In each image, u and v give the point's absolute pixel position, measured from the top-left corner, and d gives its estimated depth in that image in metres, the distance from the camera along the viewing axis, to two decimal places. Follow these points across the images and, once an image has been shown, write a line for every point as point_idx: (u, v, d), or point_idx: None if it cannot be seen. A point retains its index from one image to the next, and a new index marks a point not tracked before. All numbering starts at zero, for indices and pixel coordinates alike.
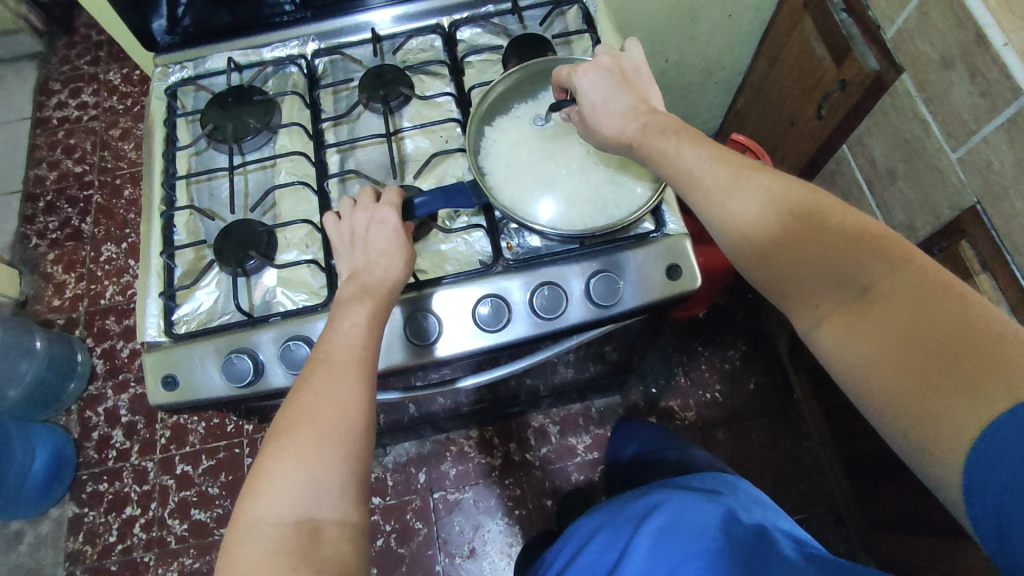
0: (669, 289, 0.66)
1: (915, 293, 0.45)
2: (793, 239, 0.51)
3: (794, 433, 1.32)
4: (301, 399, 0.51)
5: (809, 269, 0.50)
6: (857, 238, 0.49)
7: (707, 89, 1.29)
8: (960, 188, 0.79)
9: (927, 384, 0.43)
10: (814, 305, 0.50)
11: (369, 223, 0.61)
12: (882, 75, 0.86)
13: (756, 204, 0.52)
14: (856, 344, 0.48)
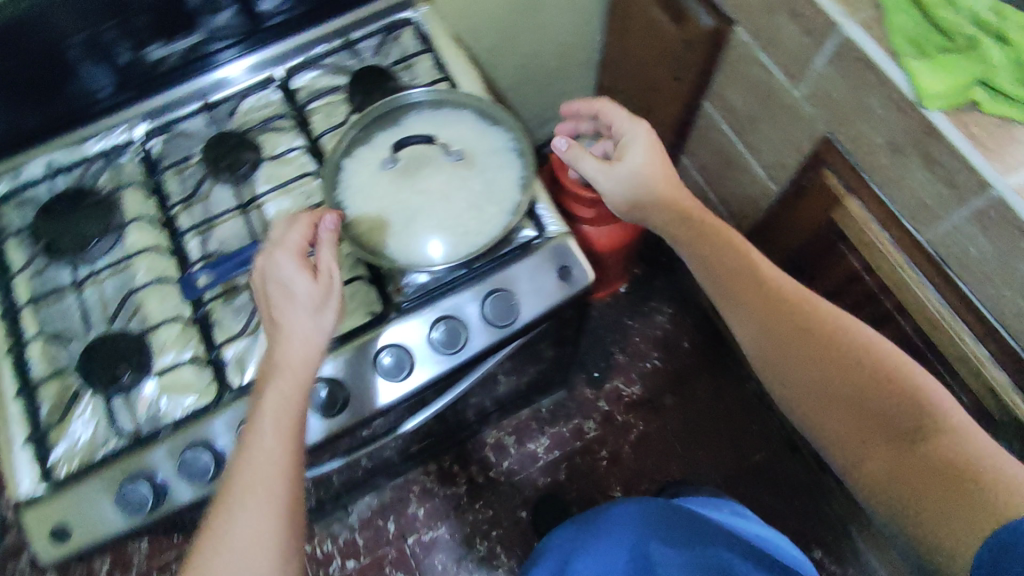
0: (566, 290, 0.65)
1: (924, 417, 0.54)
2: (807, 361, 0.60)
3: (736, 378, 1.36)
4: (241, 458, 0.52)
5: (854, 399, 0.57)
6: (870, 354, 0.57)
7: (570, 73, 1.31)
8: (812, 122, 0.81)
9: (934, 473, 0.51)
10: (830, 419, 0.59)
11: (286, 274, 0.56)
12: (720, 30, 0.88)
13: (803, 372, 0.60)
14: (873, 462, 0.56)
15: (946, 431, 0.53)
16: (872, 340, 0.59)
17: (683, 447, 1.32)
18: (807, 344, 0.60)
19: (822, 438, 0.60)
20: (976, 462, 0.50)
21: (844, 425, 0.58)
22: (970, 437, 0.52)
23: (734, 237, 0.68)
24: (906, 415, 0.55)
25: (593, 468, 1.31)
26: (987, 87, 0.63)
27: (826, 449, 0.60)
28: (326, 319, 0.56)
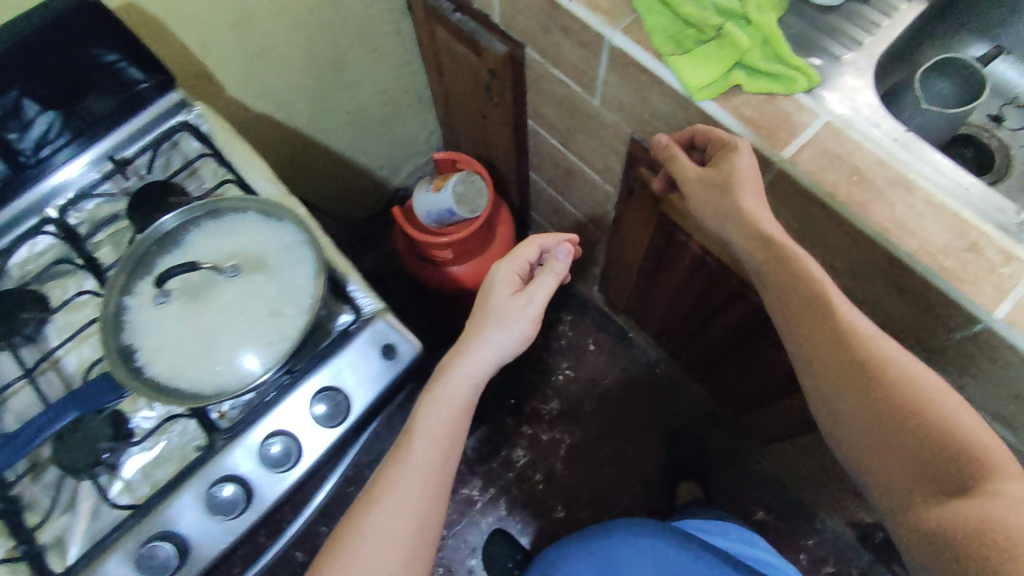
0: (394, 368, 0.62)
1: (952, 451, 0.51)
2: (850, 395, 0.55)
3: (646, 367, 1.37)
4: (410, 441, 0.65)
5: (892, 441, 0.53)
6: (912, 386, 0.54)
7: (406, 115, 1.30)
8: (617, 126, 0.82)
9: (957, 511, 0.49)
10: (856, 438, 0.55)
11: (501, 291, 0.73)
12: (513, 53, 0.89)
13: (850, 399, 0.55)
14: (900, 491, 0.53)
15: (993, 491, 0.48)
16: (911, 369, 0.54)
17: (613, 447, 1.33)
18: (857, 380, 0.55)
19: (854, 463, 0.56)
20: (1019, 530, 0.46)
21: (881, 458, 0.54)
22: (1021, 499, 0.48)
23: (812, 268, 0.58)
24: (947, 462, 0.51)
25: (532, 493, 1.31)
26: (744, 68, 0.66)
27: (854, 469, 0.57)
28: (502, 354, 0.69)
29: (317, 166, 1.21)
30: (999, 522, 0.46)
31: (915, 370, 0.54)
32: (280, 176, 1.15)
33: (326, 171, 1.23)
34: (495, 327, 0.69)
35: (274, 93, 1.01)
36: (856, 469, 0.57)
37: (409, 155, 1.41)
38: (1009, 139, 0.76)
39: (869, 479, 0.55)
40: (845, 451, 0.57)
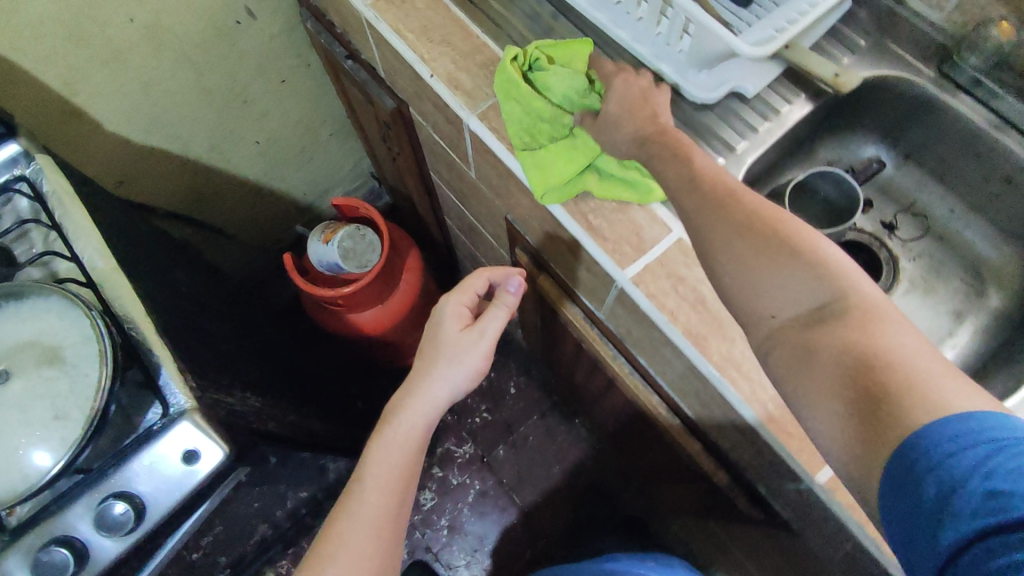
0: (194, 475, 0.58)
1: (843, 293, 0.44)
2: (749, 252, 0.47)
3: (564, 417, 1.35)
4: (361, 488, 0.59)
5: (784, 298, 0.46)
6: (801, 242, 0.46)
7: (330, 143, 1.25)
8: (494, 202, 0.78)
9: (838, 345, 0.43)
10: (739, 276, 0.47)
11: (451, 323, 0.66)
12: (400, 110, 0.84)
13: (733, 248, 0.48)
14: (791, 345, 0.45)
15: (871, 317, 0.43)
16: (826, 252, 0.46)
17: (522, 496, 1.30)
18: (752, 237, 0.47)
19: (733, 294, 0.48)
20: (926, 381, 0.39)
21: (769, 296, 0.47)
22: (898, 324, 0.42)
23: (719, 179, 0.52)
24: (836, 309, 0.44)
25: (435, 538, 1.27)
26: (597, 171, 0.61)
27: (749, 328, 0.49)
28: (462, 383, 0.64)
29: (227, 194, 1.15)
30: (884, 357, 0.41)
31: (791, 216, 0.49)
32: (182, 206, 1.10)
33: (238, 198, 1.18)
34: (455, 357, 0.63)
35: (167, 127, 0.96)
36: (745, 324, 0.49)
37: (336, 181, 1.36)
38: (899, 250, 0.73)
39: (768, 350, 0.47)
40: (736, 295, 0.48)
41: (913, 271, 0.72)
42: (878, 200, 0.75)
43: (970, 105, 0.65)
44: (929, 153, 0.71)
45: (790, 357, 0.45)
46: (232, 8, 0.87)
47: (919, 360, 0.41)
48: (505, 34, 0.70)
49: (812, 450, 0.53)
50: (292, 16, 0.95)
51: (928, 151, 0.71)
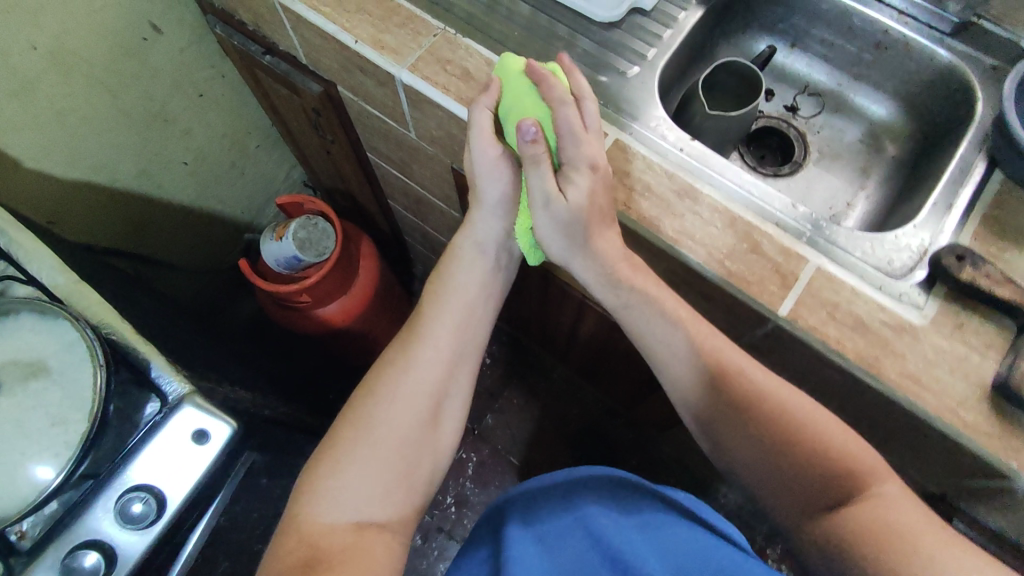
0: (207, 455, 0.59)
1: (823, 458, 0.59)
2: (719, 408, 0.64)
3: (542, 374, 1.40)
4: (396, 377, 0.68)
5: (791, 475, 0.61)
6: (759, 411, 0.61)
7: (257, 155, 1.25)
8: (437, 158, 0.82)
9: (839, 516, 0.57)
10: (709, 425, 0.66)
11: (489, 177, 0.66)
12: (328, 92, 0.87)
13: (704, 402, 0.65)
14: (796, 514, 0.61)
15: (867, 497, 0.57)
16: (794, 419, 0.60)
17: (519, 458, 1.34)
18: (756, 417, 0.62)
19: (716, 449, 0.66)
20: (911, 538, 0.53)
21: (751, 455, 0.63)
22: (896, 509, 0.55)
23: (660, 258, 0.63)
24: (839, 484, 0.58)
25: (445, 517, 1.29)
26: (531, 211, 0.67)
27: (741, 474, 0.66)
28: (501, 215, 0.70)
29: (161, 222, 1.13)
30: (874, 522, 0.55)
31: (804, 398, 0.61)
32: (118, 241, 1.07)
33: (174, 224, 1.16)
34: (488, 207, 0.70)
35: (88, 159, 0.94)
36: (739, 475, 0.66)
37: (271, 194, 1.36)
38: (804, 127, 0.82)
39: (758, 490, 0.64)
40: (721, 455, 0.66)
41: (820, 143, 0.81)
42: (778, 88, 0.84)
43: None
44: (811, 38, 0.80)
45: (789, 501, 0.62)
46: (135, 25, 0.88)
47: (907, 525, 0.54)
48: None
49: (771, 292, 0.59)
50: (198, 25, 0.96)
51: (809, 37, 0.80)
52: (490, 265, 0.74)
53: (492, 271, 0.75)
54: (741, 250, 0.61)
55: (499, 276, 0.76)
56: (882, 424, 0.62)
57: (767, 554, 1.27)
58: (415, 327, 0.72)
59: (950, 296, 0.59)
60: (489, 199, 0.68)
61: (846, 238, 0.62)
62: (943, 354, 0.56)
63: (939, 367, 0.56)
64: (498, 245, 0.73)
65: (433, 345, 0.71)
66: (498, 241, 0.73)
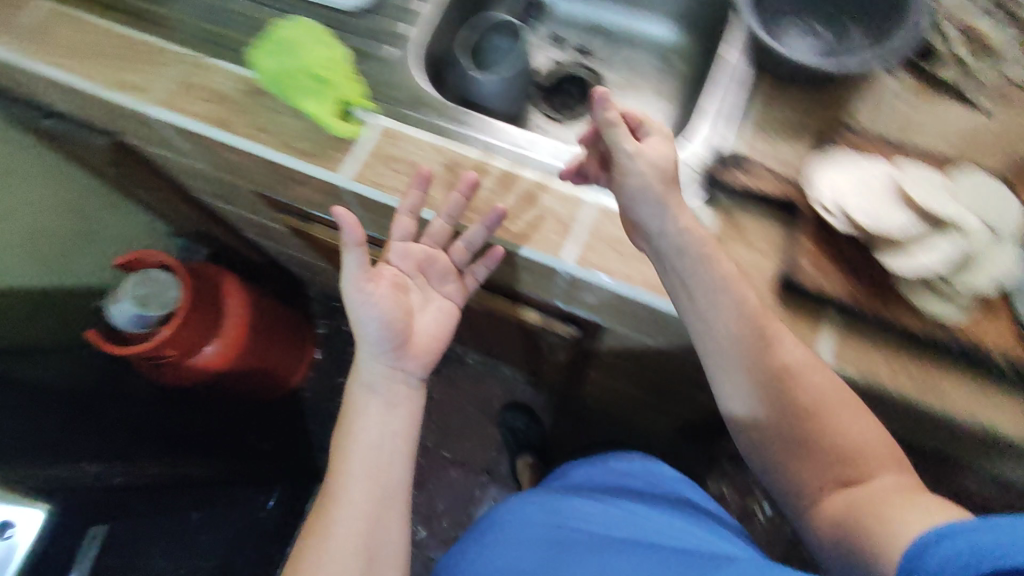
0: (17, 544, 0.55)
1: (839, 398, 0.52)
2: (761, 313, 0.53)
3: (456, 363, 1.39)
4: (323, 534, 0.56)
5: (712, 313, 0.53)
6: (789, 342, 0.53)
7: (102, 217, 1.20)
8: (236, 184, 0.79)
9: (821, 416, 0.52)
10: (732, 377, 0.55)
11: (363, 307, 0.62)
12: (115, 141, 0.82)
13: (732, 306, 0.53)
14: (744, 397, 0.55)
15: (812, 411, 0.52)
16: (806, 360, 0.52)
17: (452, 450, 1.34)
18: (687, 264, 0.53)
19: (729, 403, 0.56)
20: (829, 411, 0.52)
21: (858, 437, 0.52)
22: (860, 418, 0.52)
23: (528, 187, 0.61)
24: (803, 396, 0.52)
25: None
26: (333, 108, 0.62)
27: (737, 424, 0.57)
28: (378, 329, 0.64)
29: None
30: (867, 496, 0.49)
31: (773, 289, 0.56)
32: None
33: None
34: (369, 345, 0.65)
35: None
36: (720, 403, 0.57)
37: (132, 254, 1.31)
38: (598, 67, 0.81)
39: (761, 454, 0.56)
40: (742, 413, 0.56)
41: (617, 79, 0.80)
42: (568, 32, 0.83)
43: None
44: None
45: (793, 451, 0.53)
46: None
47: (843, 421, 0.52)
48: (155, 23, 0.71)
49: (550, 242, 0.59)
50: None
51: None
52: (389, 399, 0.65)
53: (392, 407, 0.64)
54: (522, 208, 0.60)
55: (403, 408, 0.65)
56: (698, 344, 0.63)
57: None
58: (329, 482, 0.60)
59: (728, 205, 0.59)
60: (367, 338, 0.64)
61: None
62: None
63: None
64: (388, 380, 0.66)
65: (352, 495, 0.58)
66: (391, 380, 0.66)
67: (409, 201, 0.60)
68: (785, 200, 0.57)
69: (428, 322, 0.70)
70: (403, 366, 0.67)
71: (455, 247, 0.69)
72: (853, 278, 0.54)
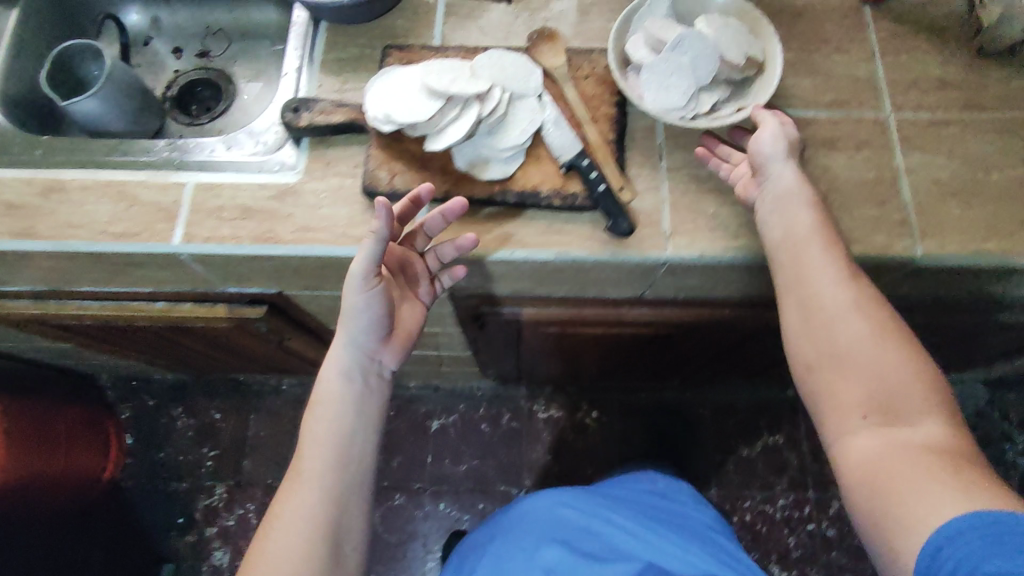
0: None
1: (886, 347, 0.53)
2: (814, 244, 0.55)
3: (274, 393, 1.37)
4: (296, 484, 0.61)
5: (843, 339, 0.54)
6: (839, 293, 0.54)
7: None
8: None
9: (887, 376, 0.53)
10: (794, 275, 0.56)
11: (362, 296, 0.59)
12: None
13: (806, 220, 0.56)
14: (837, 344, 0.55)
15: (911, 389, 0.53)
16: (842, 302, 0.54)
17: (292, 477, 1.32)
18: (817, 229, 0.55)
19: (786, 286, 0.57)
20: (895, 387, 0.53)
21: (888, 370, 0.53)
22: (943, 402, 0.53)
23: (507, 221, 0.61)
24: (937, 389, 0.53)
25: None
26: None
27: (792, 338, 0.57)
28: (368, 327, 0.63)
29: None
30: (899, 453, 0.51)
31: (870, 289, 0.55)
32: None
33: None
34: (353, 331, 0.63)
35: None
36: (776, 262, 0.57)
37: None
38: (223, 63, 0.83)
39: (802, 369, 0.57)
40: (801, 314, 0.56)
41: (240, 69, 0.82)
42: (186, 40, 0.84)
43: None
44: None
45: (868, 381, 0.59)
46: None
47: (921, 400, 0.53)
48: None
49: (155, 232, 0.61)
50: None
51: None
52: (365, 388, 0.65)
53: (364, 393, 0.65)
54: (120, 210, 0.62)
55: (376, 395, 0.66)
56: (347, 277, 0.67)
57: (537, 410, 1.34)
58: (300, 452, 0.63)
59: (312, 144, 0.64)
60: (354, 313, 0.61)
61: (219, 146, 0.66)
62: (323, 193, 0.62)
63: (324, 206, 0.62)
64: (366, 371, 0.66)
65: (319, 473, 0.61)
66: (366, 364, 0.66)
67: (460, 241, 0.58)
68: (351, 123, 0.62)
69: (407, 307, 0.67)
70: (381, 357, 0.67)
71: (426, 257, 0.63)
72: (423, 169, 0.60)
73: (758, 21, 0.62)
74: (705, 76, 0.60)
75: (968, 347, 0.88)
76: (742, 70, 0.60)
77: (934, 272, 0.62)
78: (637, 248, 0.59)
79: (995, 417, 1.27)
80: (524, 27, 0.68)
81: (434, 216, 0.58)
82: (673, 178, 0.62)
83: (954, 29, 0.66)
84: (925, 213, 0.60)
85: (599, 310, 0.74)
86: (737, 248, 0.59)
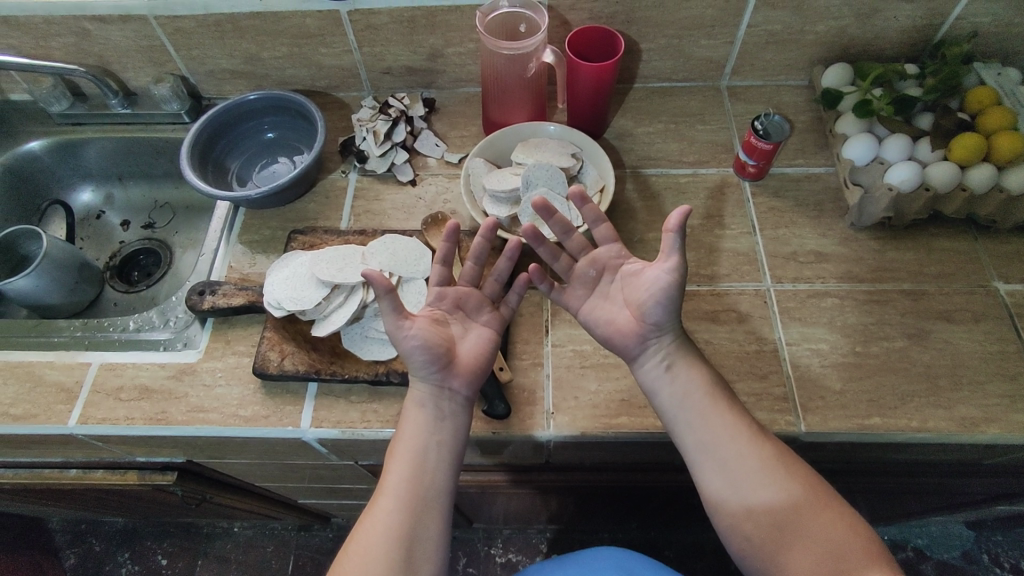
0: None
1: (807, 501, 0.51)
2: (710, 406, 0.54)
3: (222, 537, 1.26)
4: (358, 543, 0.52)
5: (758, 495, 0.51)
6: (739, 439, 0.53)
7: None
8: None
9: (814, 520, 0.50)
10: (699, 433, 0.54)
11: (407, 343, 0.55)
12: None
13: (699, 385, 0.55)
14: (759, 513, 0.51)
15: (842, 532, 0.49)
16: (752, 465, 0.52)
17: None
18: (704, 394, 0.55)
19: (698, 456, 0.53)
20: (813, 532, 0.49)
21: (819, 531, 0.49)
22: (874, 546, 0.49)
23: (504, 263, 0.60)
24: (861, 530, 0.50)
25: None
26: None
27: (713, 508, 0.53)
28: (427, 362, 0.55)
29: None
30: None
31: (775, 440, 0.54)
32: None
33: None
34: (419, 374, 0.56)
35: None
36: (683, 457, 0.55)
37: None
38: (165, 233, 0.90)
39: (751, 553, 0.51)
40: (723, 488, 0.52)
41: (179, 237, 0.89)
42: (134, 214, 0.91)
43: (96, 129, 0.83)
44: (128, 170, 0.89)
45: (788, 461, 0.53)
46: None
47: (853, 538, 0.49)
48: None
49: (55, 414, 0.63)
50: None
51: (123, 170, 0.89)
52: (435, 424, 0.55)
53: (438, 421, 0.55)
54: (24, 391, 0.64)
55: (452, 424, 0.56)
56: (245, 450, 0.67)
57: (494, 552, 1.22)
58: (380, 498, 0.53)
59: (216, 323, 0.67)
60: (412, 359, 0.55)
61: (136, 321, 0.69)
62: (219, 372, 0.64)
63: (218, 385, 0.63)
64: (442, 405, 0.56)
65: (392, 489, 0.53)
66: (440, 400, 0.56)
67: (497, 271, 0.61)
68: (250, 305, 0.65)
69: (472, 332, 0.59)
70: (450, 386, 0.56)
71: (489, 284, 0.61)
72: (312, 350, 0.63)
73: (596, 150, 0.69)
74: (561, 185, 0.67)
75: (920, 499, 0.83)
76: (577, 163, 0.69)
77: (827, 445, 0.60)
78: (519, 427, 0.59)
79: (986, 563, 1.14)
80: (424, 208, 0.74)
81: (469, 265, 0.60)
82: (557, 353, 0.63)
83: (828, 204, 0.70)
84: (806, 387, 0.60)
85: (508, 472, 0.75)
86: (618, 426, 0.59)
